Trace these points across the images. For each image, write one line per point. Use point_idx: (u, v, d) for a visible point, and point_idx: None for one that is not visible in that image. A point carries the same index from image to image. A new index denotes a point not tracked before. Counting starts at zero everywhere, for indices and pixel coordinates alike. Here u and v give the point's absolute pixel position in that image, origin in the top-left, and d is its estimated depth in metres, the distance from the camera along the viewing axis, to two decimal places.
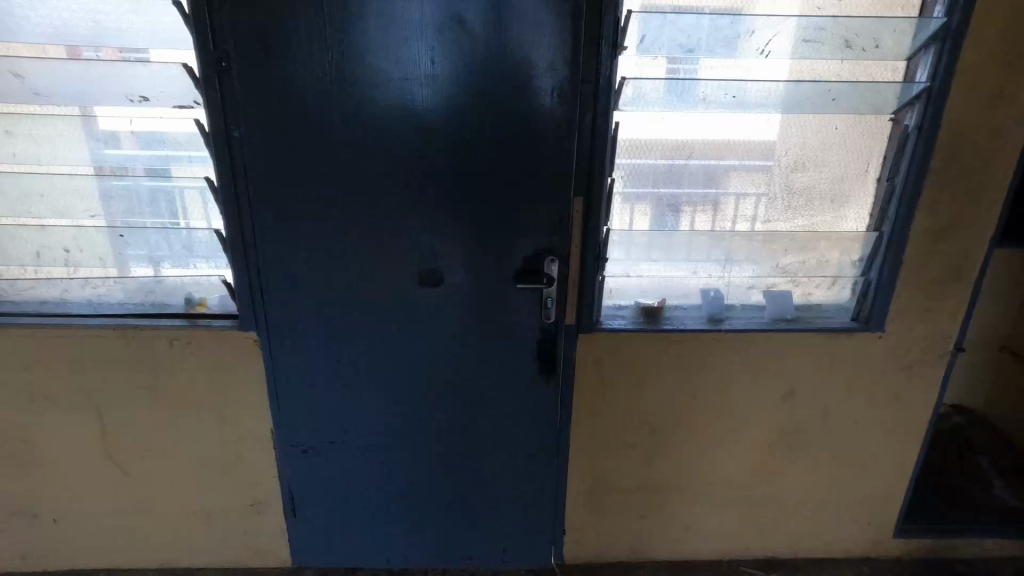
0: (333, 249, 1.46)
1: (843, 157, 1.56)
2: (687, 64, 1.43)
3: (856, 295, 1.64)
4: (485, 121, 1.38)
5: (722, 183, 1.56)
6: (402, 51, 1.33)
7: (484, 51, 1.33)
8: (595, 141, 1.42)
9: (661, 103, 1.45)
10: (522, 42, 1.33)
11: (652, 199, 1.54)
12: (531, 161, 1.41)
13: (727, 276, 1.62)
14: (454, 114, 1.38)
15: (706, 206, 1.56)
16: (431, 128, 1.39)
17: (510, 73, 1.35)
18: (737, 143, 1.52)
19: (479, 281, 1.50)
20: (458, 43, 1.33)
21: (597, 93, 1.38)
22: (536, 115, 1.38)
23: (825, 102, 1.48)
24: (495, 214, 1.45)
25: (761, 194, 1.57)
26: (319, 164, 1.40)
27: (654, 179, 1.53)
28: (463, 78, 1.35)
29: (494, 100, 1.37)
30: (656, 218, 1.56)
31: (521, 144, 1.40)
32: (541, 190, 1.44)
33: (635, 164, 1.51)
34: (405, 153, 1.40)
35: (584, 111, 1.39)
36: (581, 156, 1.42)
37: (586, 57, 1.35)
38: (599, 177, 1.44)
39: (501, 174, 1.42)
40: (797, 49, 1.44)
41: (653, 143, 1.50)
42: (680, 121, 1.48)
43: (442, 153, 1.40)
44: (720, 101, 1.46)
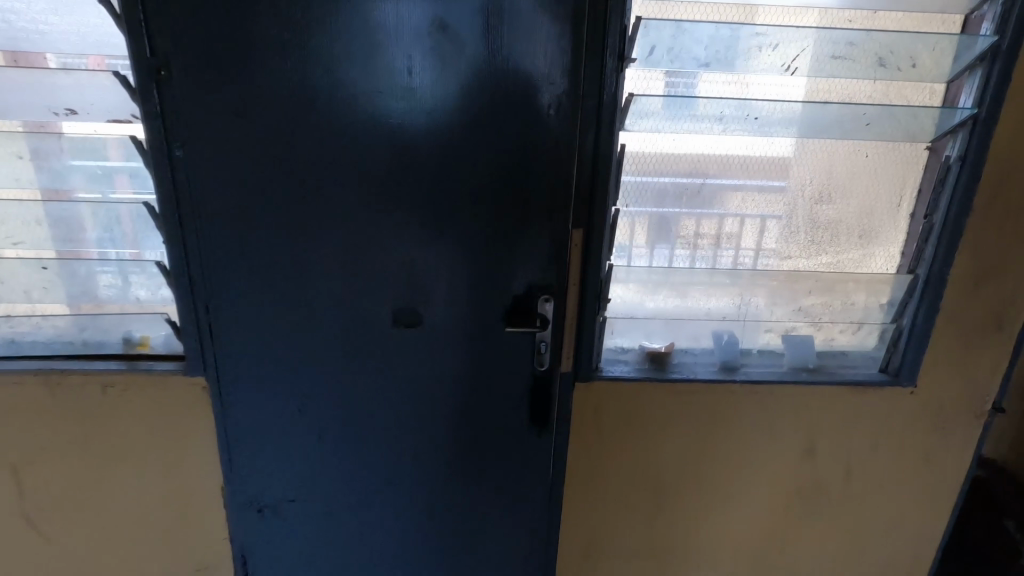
0: (296, 284, 1.27)
1: (875, 187, 1.38)
2: (695, 80, 1.25)
3: (885, 342, 1.46)
4: (472, 141, 1.20)
5: (737, 209, 1.37)
6: (374, 61, 1.14)
7: (472, 62, 1.15)
8: (599, 165, 1.22)
9: (670, 124, 1.26)
10: (517, 52, 1.14)
11: (660, 232, 1.36)
12: (525, 188, 1.23)
13: (741, 317, 1.44)
14: (436, 132, 1.19)
15: (718, 238, 1.38)
16: (409, 150, 1.20)
17: (500, 87, 1.16)
18: (757, 164, 1.33)
19: (465, 323, 1.31)
20: (440, 53, 1.14)
21: (601, 110, 1.19)
22: (531, 135, 1.20)
23: (855, 127, 1.31)
24: (483, 248, 1.27)
25: (783, 222, 1.39)
26: (278, 188, 1.21)
27: (661, 207, 1.34)
28: (446, 93, 1.17)
29: (482, 117, 1.18)
30: (663, 251, 1.37)
31: (514, 168, 1.22)
32: (535, 220, 1.25)
33: (639, 190, 1.32)
34: (379, 177, 1.21)
35: (585, 130, 1.20)
36: (582, 182, 1.23)
37: (589, 68, 1.16)
38: (602, 205, 1.24)
39: (490, 202, 1.24)
40: (824, 65, 1.26)
41: (665, 165, 1.31)
42: (690, 144, 1.29)
43: (422, 177, 1.22)
44: (740, 123, 1.27)
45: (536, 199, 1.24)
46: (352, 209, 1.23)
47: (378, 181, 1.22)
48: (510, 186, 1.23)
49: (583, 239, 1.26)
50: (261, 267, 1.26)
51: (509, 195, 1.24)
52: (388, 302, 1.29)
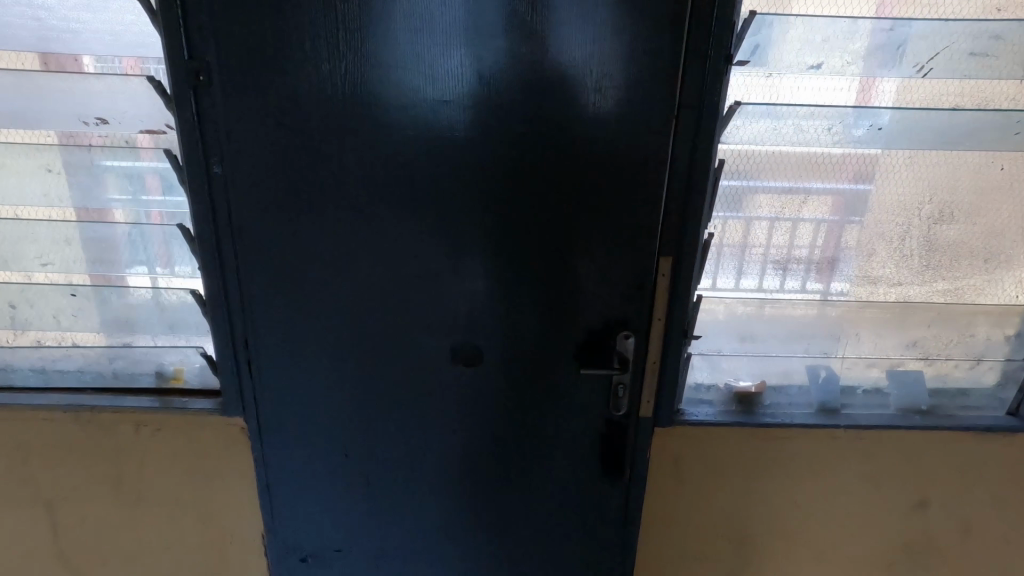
0: (347, 316, 1.14)
1: (1005, 205, 1.19)
2: (812, 86, 1.09)
3: (1009, 383, 1.28)
4: (549, 156, 1.04)
5: (846, 232, 1.19)
6: (442, 66, 0.99)
7: (553, 66, 1.00)
8: (693, 183, 1.06)
9: (778, 137, 1.11)
10: (605, 54, 0.99)
11: (756, 258, 1.19)
12: (607, 209, 1.07)
13: (841, 351, 1.27)
14: (508, 146, 1.04)
15: (824, 263, 1.21)
16: (477, 167, 1.05)
17: (583, 94, 1.01)
18: (871, 181, 1.16)
19: (533, 360, 1.16)
20: (517, 56, 0.99)
21: (700, 120, 1.02)
22: (616, 150, 1.04)
23: (1001, 138, 1.13)
24: (556, 277, 1.11)
25: (892, 242, 1.21)
26: (329, 209, 1.07)
27: (758, 228, 1.16)
28: (522, 102, 1.01)
29: (561, 130, 1.03)
30: (755, 276, 1.20)
31: (595, 187, 1.06)
32: (617, 246, 1.09)
33: (734, 211, 1.16)
34: (443, 197, 1.07)
35: (680, 143, 1.04)
36: (672, 203, 1.07)
37: (689, 71, 1.00)
38: (695, 229, 1.08)
39: (566, 225, 1.08)
40: (962, 67, 1.08)
41: (768, 182, 1.14)
42: (797, 159, 1.12)
43: (490, 197, 1.07)
44: (856, 135, 1.11)
45: (619, 222, 1.08)
46: (411, 233, 1.09)
47: (441, 202, 1.07)
48: (589, 207, 1.07)
49: (671, 267, 1.10)
50: (308, 297, 1.12)
51: (588, 218, 1.08)
52: (450, 337, 1.15)
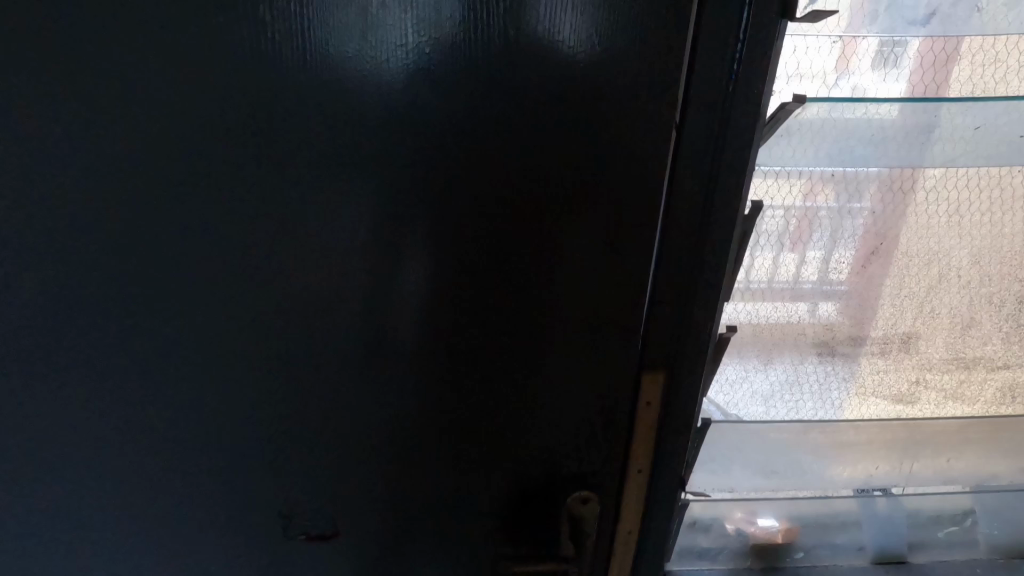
0: (106, 494, 0.66)
1: None
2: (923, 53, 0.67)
3: None
4: (439, 213, 0.55)
5: (923, 295, 0.80)
6: (238, 55, 0.51)
7: (446, 52, 0.51)
8: (700, 259, 0.56)
9: (859, 161, 0.71)
10: (547, 25, 0.50)
11: (809, 347, 0.80)
12: (545, 305, 0.58)
13: (905, 482, 0.87)
14: (367, 202, 0.55)
15: (891, 342, 0.82)
16: (314, 242, 0.56)
17: (499, 97, 0.51)
18: (967, 221, 0.78)
19: (420, 533, 0.68)
20: (377, 36, 0.51)
21: (721, 130, 0.53)
22: (560, 201, 0.54)
23: None
24: (460, 417, 0.63)
25: (998, 308, 0.83)
26: (49, 317, 0.59)
27: (818, 307, 0.78)
28: (390, 122, 0.53)
29: (455, 163, 0.54)
30: (791, 368, 0.81)
31: (522, 265, 0.57)
32: (561, 358, 0.60)
33: (787, 290, 0.77)
34: (260, 294, 0.58)
35: (680, 186, 0.55)
36: (663, 295, 0.57)
37: (712, 63, 0.51)
38: (701, 338, 0.59)
39: (474, 331, 0.60)
40: None
41: (840, 247, 0.76)
42: (879, 198, 0.74)
43: (340, 297, 0.58)
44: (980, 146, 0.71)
45: (567, 327, 0.59)
46: (209, 357, 0.60)
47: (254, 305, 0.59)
48: (513, 299, 0.58)
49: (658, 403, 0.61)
50: (33, 452, 0.64)
51: (509, 318, 0.59)
52: (283, 504, 0.67)
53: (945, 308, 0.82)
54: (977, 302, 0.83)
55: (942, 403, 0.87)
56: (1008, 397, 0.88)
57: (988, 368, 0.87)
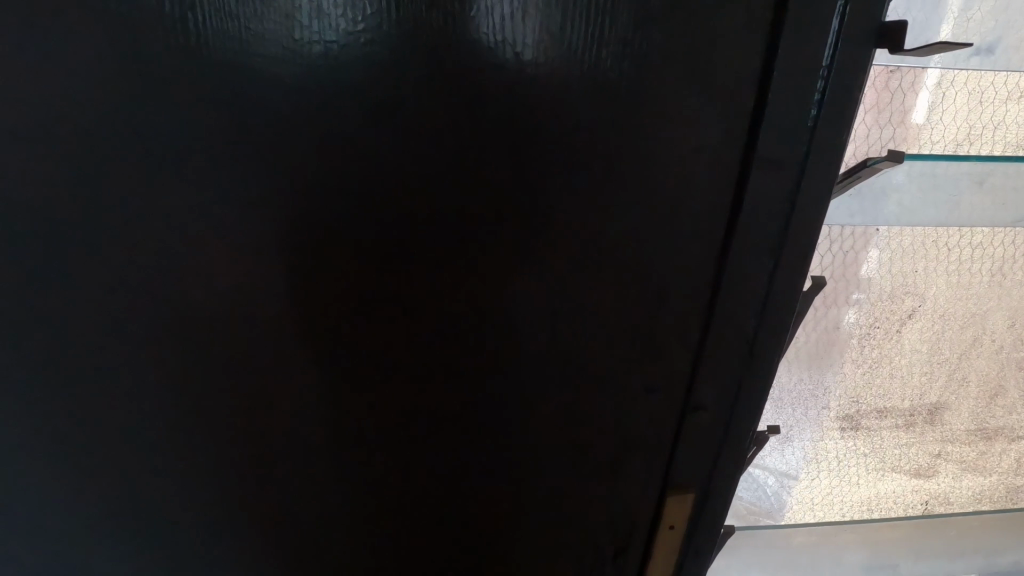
0: None
1: None
2: (976, 90, 0.57)
3: None
4: (399, 323, 0.38)
5: (955, 361, 0.71)
6: (51, 90, 0.30)
7: (409, 95, 0.31)
8: (751, 369, 0.42)
9: (913, 220, 0.60)
10: (572, 64, 0.32)
11: (832, 422, 0.69)
12: (543, 428, 0.43)
13: (914, 556, 0.80)
14: (288, 310, 0.36)
15: (917, 413, 0.72)
16: (212, 368, 0.38)
17: (492, 164, 0.34)
18: (1011, 281, 0.68)
19: None
20: (290, 64, 0.30)
21: (792, 205, 0.37)
22: (574, 303, 0.39)
23: None
24: (426, 559, 0.48)
25: None
26: None
27: (845, 380, 0.68)
28: (324, 198, 0.33)
29: (424, 256, 0.36)
30: (810, 446, 0.70)
31: (516, 384, 0.41)
32: (555, 480, 0.46)
33: (813, 365, 0.66)
34: (130, 435, 0.39)
35: (741, 288, 0.39)
36: (700, 409, 0.44)
37: (806, 129, 0.34)
38: (742, 458, 0.46)
39: (448, 464, 0.44)
40: None
41: (879, 311, 0.65)
42: (928, 255, 0.64)
43: (260, 434, 0.40)
44: None
45: (572, 452, 0.45)
46: (60, 511, 0.42)
47: (126, 449, 0.40)
48: (502, 424, 0.42)
49: (680, 529, 0.49)
50: None
51: (495, 446, 0.43)
52: None
53: (974, 375, 0.73)
54: (1008, 368, 0.74)
55: (961, 475, 0.79)
56: None
57: (1010, 438, 0.79)
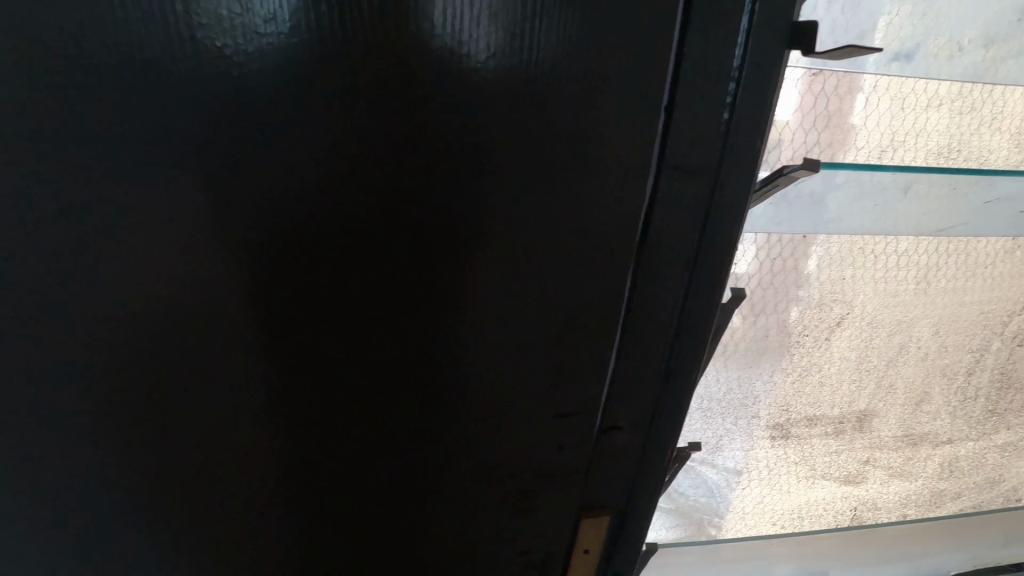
0: None
1: None
2: (898, 96, 0.56)
3: None
4: (283, 373, 0.30)
5: (883, 369, 0.71)
6: None
7: (240, 77, 0.23)
8: (668, 385, 0.39)
9: (839, 229, 0.59)
10: (480, 54, 0.25)
11: (762, 433, 0.68)
12: (434, 482, 0.36)
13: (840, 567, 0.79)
14: (79, 354, 0.27)
15: (846, 422, 0.72)
16: (12, 445, 0.28)
17: (395, 176, 0.26)
18: (935, 289, 0.69)
19: None
20: (98, 37, 0.22)
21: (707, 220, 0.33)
22: (469, 344, 0.31)
23: None
24: None
25: (950, 380, 0.76)
26: None
27: (775, 389, 0.66)
28: (159, 220, 0.25)
29: (266, 285, 0.27)
30: (741, 455, 0.69)
31: (430, 438, 0.34)
32: (446, 534, 0.39)
33: (745, 374, 0.65)
34: None
35: (655, 300, 0.35)
36: (615, 429, 0.40)
37: (720, 132, 0.31)
38: (660, 483, 0.44)
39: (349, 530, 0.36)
40: None
41: (808, 321, 0.64)
42: (854, 265, 0.63)
43: (75, 520, 0.31)
44: (959, 211, 0.61)
45: (493, 505, 0.39)
46: None
47: None
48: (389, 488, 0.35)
49: (595, 553, 0.46)
50: None
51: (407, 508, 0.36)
52: None
53: (902, 382, 0.73)
54: (933, 374, 0.74)
55: (888, 481, 0.79)
56: (946, 471, 0.82)
57: (934, 444, 0.80)
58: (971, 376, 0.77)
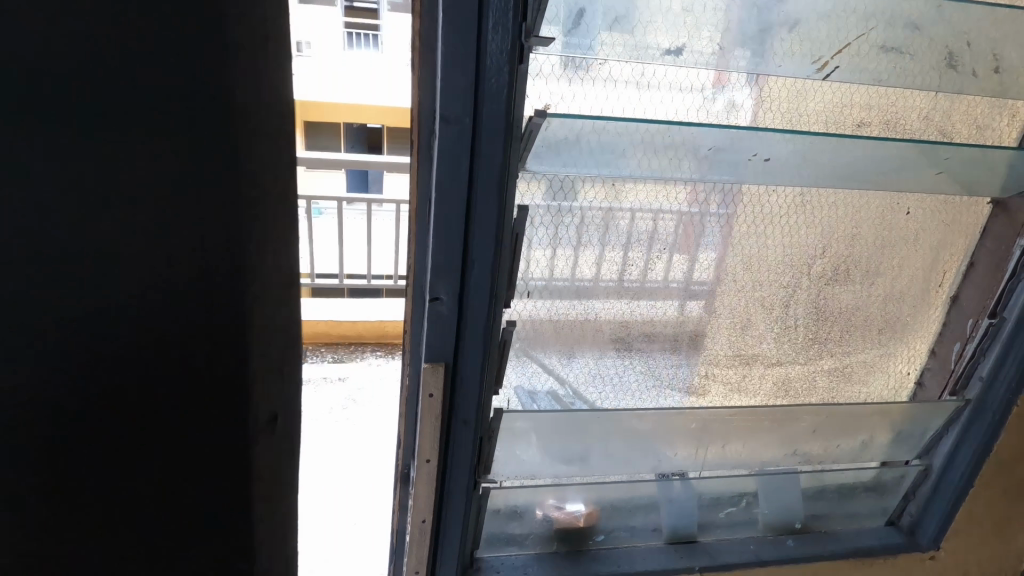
0: None
1: (888, 259, 0.98)
2: (675, 78, 0.80)
3: (894, 490, 1.10)
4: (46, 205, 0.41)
5: (708, 294, 0.91)
6: None
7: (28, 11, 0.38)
8: (470, 267, 0.68)
9: (639, 170, 0.74)
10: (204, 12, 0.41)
11: (606, 341, 0.89)
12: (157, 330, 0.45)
13: (700, 468, 0.94)
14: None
15: (681, 336, 0.92)
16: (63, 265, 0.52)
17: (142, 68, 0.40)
18: (742, 227, 0.88)
19: None
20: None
21: (475, 144, 0.63)
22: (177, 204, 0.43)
23: (894, 208, 0.94)
24: None
25: (768, 310, 0.96)
26: None
27: (608, 306, 0.86)
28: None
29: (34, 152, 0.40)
30: (591, 362, 0.89)
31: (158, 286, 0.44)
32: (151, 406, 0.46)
33: (580, 296, 0.84)
34: None
35: (451, 211, 0.66)
36: (438, 299, 0.69)
37: (471, 94, 0.61)
38: (479, 325, 0.71)
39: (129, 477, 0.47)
40: (863, 75, 0.83)
41: (635, 253, 0.84)
42: (665, 204, 0.82)
43: None
44: (740, 165, 0.78)
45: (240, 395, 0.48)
46: None
47: None
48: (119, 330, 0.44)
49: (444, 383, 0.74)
50: None
51: (199, 440, 0.48)
52: None
53: (725, 309, 0.93)
54: (752, 305, 0.95)
55: (730, 395, 1.00)
56: (782, 389, 1.02)
57: (766, 364, 1.00)
58: (790, 308, 0.97)
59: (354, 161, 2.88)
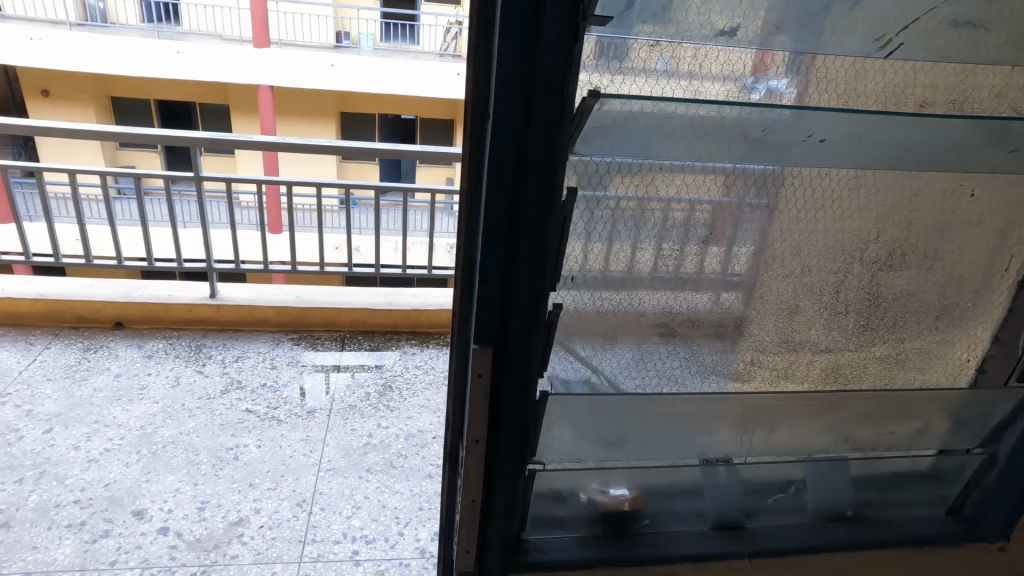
0: None
1: (948, 243, 0.94)
2: (724, 62, 0.76)
3: (953, 481, 1.07)
4: None
5: (752, 278, 0.90)
6: None
7: None
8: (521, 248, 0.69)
9: (689, 155, 0.74)
10: None
11: (651, 327, 0.88)
12: None
13: (747, 454, 0.93)
14: None
15: (727, 321, 0.91)
16: None
17: None
18: (791, 210, 0.87)
19: None
20: None
21: (528, 124, 0.64)
22: None
23: (956, 192, 0.90)
24: None
25: (818, 294, 0.94)
26: None
27: (653, 293, 0.86)
28: None
29: None
30: (636, 347, 0.89)
31: None
32: None
33: (625, 281, 0.84)
34: None
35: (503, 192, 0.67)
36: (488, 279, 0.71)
37: (522, 75, 0.62)
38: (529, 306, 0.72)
39: None
40: (930, 51, 0.79)
41: (682, 239, 0.83)
42: (712, 190, 0.81)
43: None
44: (790, 146, 0.76)
45: None
46: None
47: None
48: None
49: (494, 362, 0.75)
50: None
51: None
52: None
53: (771, 293, 0.92)
54: (801, 290, 0.93)
55: (776, 382, 0.98)
56: (831, 375, 0.99)
57: (814, 350, 0.98)
58: (841, 292, 0.95)
59: (392, 152, 2.89)
